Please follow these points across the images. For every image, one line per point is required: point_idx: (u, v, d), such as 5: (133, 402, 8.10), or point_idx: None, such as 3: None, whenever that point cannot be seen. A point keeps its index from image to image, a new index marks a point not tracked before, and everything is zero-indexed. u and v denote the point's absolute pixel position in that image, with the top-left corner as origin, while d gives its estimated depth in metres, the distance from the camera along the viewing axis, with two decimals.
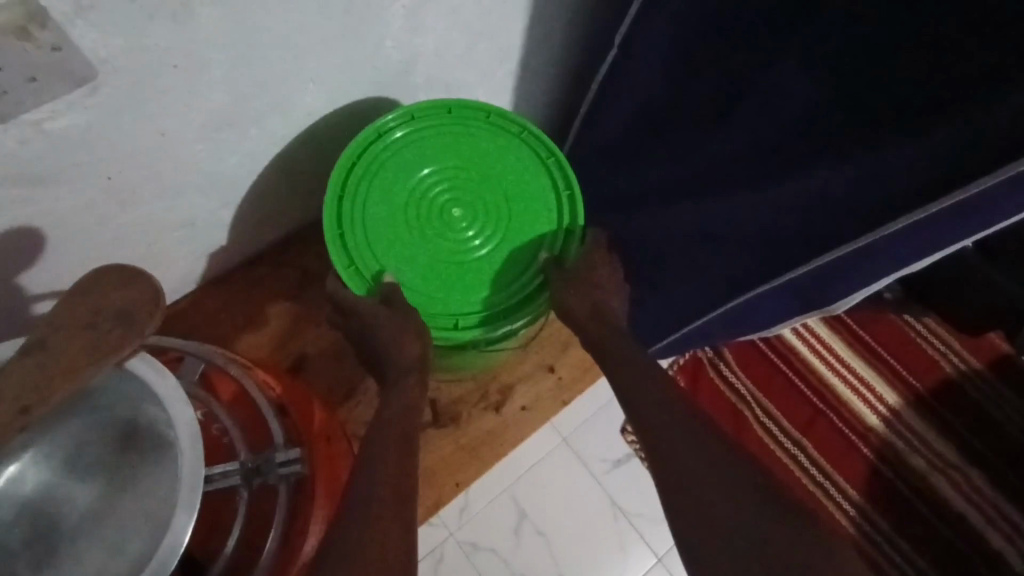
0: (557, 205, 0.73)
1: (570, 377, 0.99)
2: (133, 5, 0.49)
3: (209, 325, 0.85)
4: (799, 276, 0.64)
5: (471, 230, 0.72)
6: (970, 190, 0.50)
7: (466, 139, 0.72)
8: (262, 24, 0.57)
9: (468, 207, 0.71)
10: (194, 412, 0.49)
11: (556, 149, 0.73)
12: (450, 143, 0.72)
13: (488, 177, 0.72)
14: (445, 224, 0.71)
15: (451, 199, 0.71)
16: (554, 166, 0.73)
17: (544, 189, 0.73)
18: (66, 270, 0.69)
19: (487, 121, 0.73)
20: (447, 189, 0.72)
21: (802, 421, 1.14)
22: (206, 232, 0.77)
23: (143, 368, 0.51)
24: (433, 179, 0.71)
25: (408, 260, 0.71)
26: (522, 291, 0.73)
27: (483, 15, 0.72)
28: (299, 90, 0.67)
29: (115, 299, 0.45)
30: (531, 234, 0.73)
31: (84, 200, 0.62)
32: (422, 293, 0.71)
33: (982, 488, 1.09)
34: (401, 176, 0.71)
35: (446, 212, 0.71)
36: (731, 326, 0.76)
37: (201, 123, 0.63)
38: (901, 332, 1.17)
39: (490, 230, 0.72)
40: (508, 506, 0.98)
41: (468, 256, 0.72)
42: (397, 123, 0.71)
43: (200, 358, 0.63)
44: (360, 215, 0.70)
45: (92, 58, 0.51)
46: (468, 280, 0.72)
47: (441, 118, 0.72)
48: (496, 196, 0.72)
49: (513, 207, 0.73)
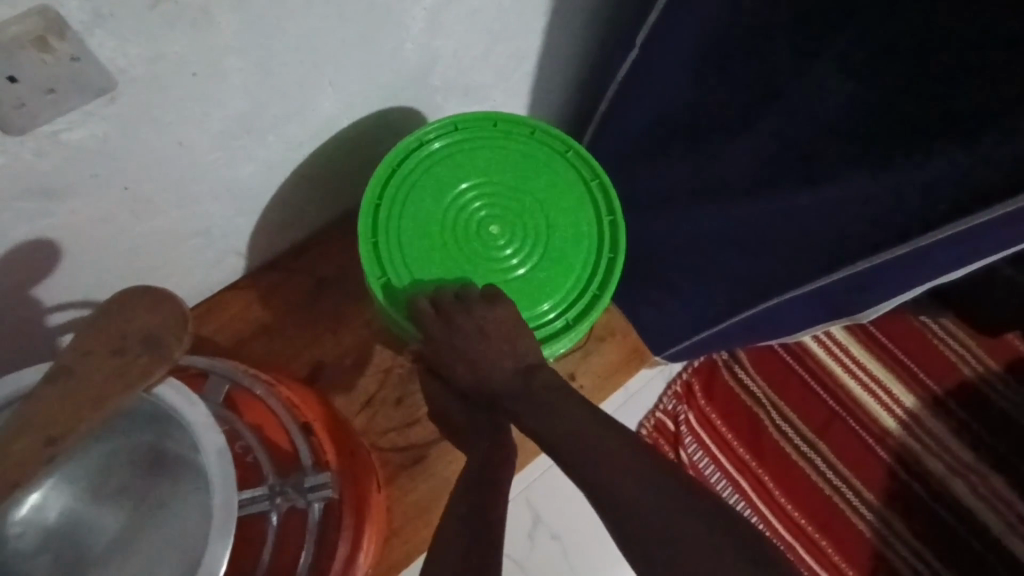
0: (588, 206, 0.72)
1: (591, 386, 0.92)
2: (153, 12, 0.47)
3: (222, 335, 0.83)
4: (829, 284, 0.67)
5: (507, 246, 0.70)
6: (1001, 209, 0.51)
7: (483, 152, 0.71)
8: (282, 29, 0.56)
9: (501, 222, 0.70)
10: (223, 439, 0.47)
11: (573, 142, 0.72)
12: (468, 158, 0.70)
13: (510, 187, 0.71)
14: (482, 244, 0.69)
15: (481, 218, 0.69)
16: (575, 159, 0.72)
17: (574, 195, 0.72)
18: (80, 283, 0.67)
19: (497, 129, 0.71)
20: (476, 208, 0.70)
21: (818, 423, 1.12)
22: (222, 239, 0.75)
23: (171, 396, 0.48)
24: (460, 202, 0.70)
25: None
26: (575, 297, 0.70)
27: (504, 17, 0.70)
28: (318, 95, 0.65)
29: (141, 324, 0.44)
30: (567, 233, 0.71)
31: (101, 211, 0.61)
32: None
33: (1001, 492, 1.08)
34: (430, 203, 0.69)
35: (480, 233, 0.69)
36: (758, 328, 0.79)
37: (220, 130, 0.62)
38: (918, 334, 1.15)
39: (527, 242, 0.70)
40: (524, 511, 0.96)
41: (513, 273, 0.70)
42: (407, 151, 0.69)
43: (225, 377, 0.61)
44: (399, 253, 0.68)
45: (110, 68, 0.49)
46: (522, 295, 0.70)
47: (452, 136, 0.70)
48: (523, 205, 0.71)
49: (543, 214, 0.71)
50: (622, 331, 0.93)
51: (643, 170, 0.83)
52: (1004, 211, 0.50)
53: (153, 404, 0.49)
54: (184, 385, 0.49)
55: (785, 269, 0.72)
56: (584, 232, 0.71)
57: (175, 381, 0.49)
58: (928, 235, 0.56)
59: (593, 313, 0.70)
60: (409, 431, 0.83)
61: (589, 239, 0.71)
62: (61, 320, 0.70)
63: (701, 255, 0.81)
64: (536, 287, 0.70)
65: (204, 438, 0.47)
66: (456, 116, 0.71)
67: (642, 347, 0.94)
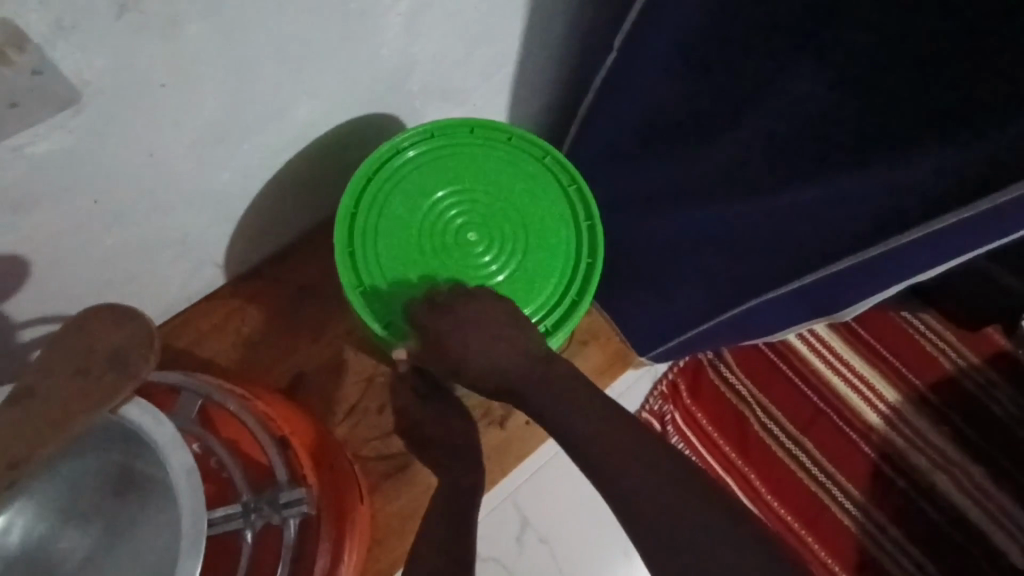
0: (567, 211, 0.72)
1: None
2: (118, 23, 0.46)
3: (200, 347, 0.82)
4: (806, 284, 0.67)
5: (486, 253, 0.69)
6: (972, 210, 0.51)
7: (460, 159, 0.70)
8: (253, 36, 0.55)
9: (480, 229, 0.69)
10: (193, 457, 0.46)
11: (550, 147, 0.72)
12: (446, 165, 0.70)
13: (489, 194, 0.70)
14: (460, 251, 0.69)
15: (459, 226, 0.69)
16: (553, 164, 0.72)
17: (552, 200, 0.71)
18: (53, 297, 0.66)
19: (474, 134, 0.71)
20: (454, 216, 0.69)
21: (802, 420, 1.13)
22: (199, 249, 0.75)
23: (138, 416, 0.47)
24: (438, 210, 0.69)
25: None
26: (555, 304, 0.70)
27: (481, 20, 0.70)
28: (293, 103, 0.65)
29: (108, 342, 0.43)
30: (546, 240, 0.71)
31: (71, 224, 0.60)
32: None
33: (983, 484, 1.09)
34: (406, 211, 0.69)
35: (458, 240, 0.69)
36: (739, 328, 0.79)
37: (192, 140, 0.61)
38: (900, 329, 1.16)
39: (506, 249, 0.70)
40: (510, 514, 0.96)
41: (493, 279, 0.70)
42: (384, 159, 0.68)
43: (198, 393, 0.60)
44: (377, 262, 0.67)
45: (74, 80, 0.48)
46: None
47: (429, 143, 0.70)
48: (501, 211, 0.70)
49: (522, 221, 0.71)
50: (605, 333, 0.96)
51: (624, 172, 0.83)
52: (979, 209, 0.50)
53: (120, 424, 0.48)
54: (152, 404, 0.48)
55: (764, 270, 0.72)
56: (563, 237, 0.71)
57: (143, 399, 0.48)
58: (904, 234, 0.56)
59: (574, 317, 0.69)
60: (392, 439, 0.83)
61: (568, 245, 0.71)
62: (34, 335, 0.69)
63: (683, 257, 0.81)
64: (516, 294, 0.70)
65: (173, 458, 0.46)
66: (432, 122, 0.71)
67: (625, 349, 0.97)
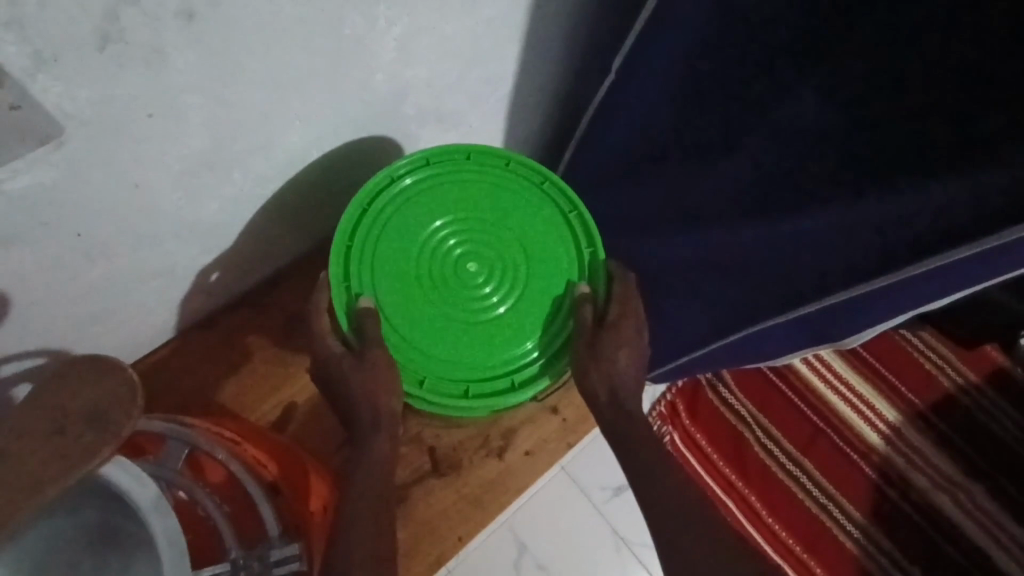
0: (568, 238, 0.70)
1: (575, 418, 0.94)
2: (102, 55, 0.45)
3: (188, 378, 0.80)
4: (808, 314, 0.64)
5: (486, 284, 0.68)
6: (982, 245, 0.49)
7: (457, 186, 0.68)
8: (242, 63, 0.53)
9: (480, 259, 0.68)
10: (175, 520, 0.45)
11: (548, 171, 0.70)
12: (442, 192, 0.68)
13: (488, 222, 0.68)
14: (459, 282, 0.67)
15: (458, 256, 0.67)
16: (552, 189, 0.70)
17: (552, 227, 0.70)
18: (33, 333, 0.64)
19: (470, 160, 0.69)
20: (451, 246, 0.68)
21: (802, 440, 1.11)
22: (185, 279, 0.72)
23: (120, 477, 0.46)
24: (435, 240, 0.67)
25: (434, 334, 0.67)
26: (559, 333, 0.69)
27: (476, 43, 0.68)
28: (283, 129, 0.63)
29: (81, 401, 0.42)
30: (549, 269, 0.69)
31: (52, 259, 0.57)
32: (462, 363, 0.67)
33: (986, 506, 1.08)
34: (402, 243, 0.67)
35: (456, 271, 0.67)
36: (736, 357, 0.75)
37: (180, 170, 0.59)
38: (899, 347, 1.15)
39: (507, 278, 0.68)
40: (508, 540, 0.93)
41: (496, 310, 0.68)
42: (379, 187, 0.66)
43: (184, 441, 0.58)
44: (373, 296, 0.66)
45: (55, 113, 0.46)
46: (503, 336, 0.68)
47: (424, 170, 0.68)
48: (500, 239, 0.68)
49: (523, 249, 0.69)
50: None
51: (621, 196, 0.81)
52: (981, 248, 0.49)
53: (101, 482, 0.46)
54: (133, 463, 0.47)
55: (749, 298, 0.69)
56: (565, 265, 0.69)
57: (123, 458, 0.47)
58: (908, 268, 0.54)
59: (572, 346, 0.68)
60: None
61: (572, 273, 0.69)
62: (12, 371, 0.66)
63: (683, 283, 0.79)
64: (518, 326, 0.68)
65: (155, 521, 0.45)
66: (427, 149, 0.69)
67: None
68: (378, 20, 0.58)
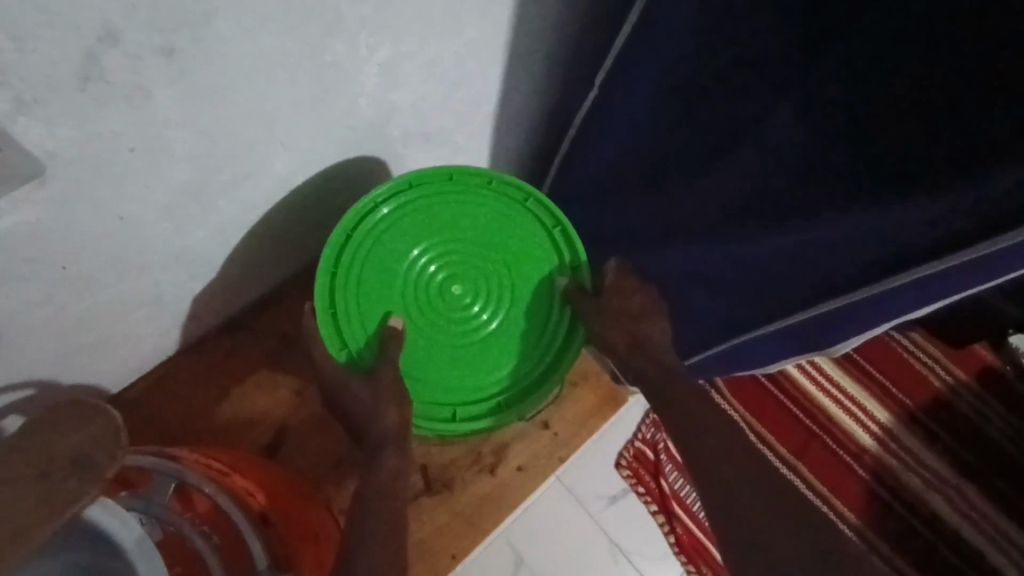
0: (551, 253, 0.72)
1: (566, 432, 0.94)
2: (82, 94, 0.45)
3: (178, 403, 0.80)
4: (803, 321, 0.64)
5: (474, 304, 0.70)
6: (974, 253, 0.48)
7: (440, 209, 0.69)
8: (224, 94, 0.53)
9: (467, 281, 0.70)
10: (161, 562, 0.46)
11: (532, 189, 0.70)
12: (425, 217, 0.69)
13: (472, 243, 0.70)
14: (447, 304, 0.70)
15: (442, 281, 0.69)
16: (536, 206, 0.70)
17: (535, 243, 0.71)
18: (22, 367, 0.64)
19: (452, 182, 0.69)
20: (437, 269, 0.69)
21: (796, 444, 1.12)
22: (173, 307, 0.72)
23: (106, 519, 0.46)
24: (420, 264, 0.69)
25: (423, 358, 0.69)
26: (550, 348, 0.73)
27: (460, 63, 0.69)
28: (268, 157, 0.63)
29: (68, 444, 0.43)
30: (536, 288, 0.72)
31: (38, 292, 0.57)
32: (454, 384, 0.70)
33: (980, 506, 1.08)
34: (386, 269, 0.68)
35: (444, 294, 0.69)
36: (726, 364, 0.76)
37: (165, 201, 0.59)
38: (889, 349, 1.16)
39: (492, 297, 0.71)
40: (505, 554, 0.93)
41: (482, 330, 0.71)
42: (361, 215, 0.66)
43: (173, 474, 0.58)
44: (360, 323, 0.67)
45: (37, 152, 0.47)
46: (494, 356, 0.71)
47: (407, 194, 0.68)
48: (483, 259, 0.70)
49: (508, 270, 0.71)
50: (596, 374, 0.96)
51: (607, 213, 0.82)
52: (971, 256, 0.48)
53: (85, 524, 0.47)
54: (118, 505, 0.48)
55: (755, 307, 0.68)
56: (548, 280, 0.72)
57: (108, 499, 0.48)
58: (898, 277, 0.54)
59: (583, 336, 0.72)
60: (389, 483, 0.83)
61: (557, 287, 0.72)
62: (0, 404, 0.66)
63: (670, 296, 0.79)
64: (506, 346, 0.71)
65: (141, 563, 0.45)
66: (409, 171, 0.68)
67: (615, 388, 0.96)
68: (360, 47, 0.58)
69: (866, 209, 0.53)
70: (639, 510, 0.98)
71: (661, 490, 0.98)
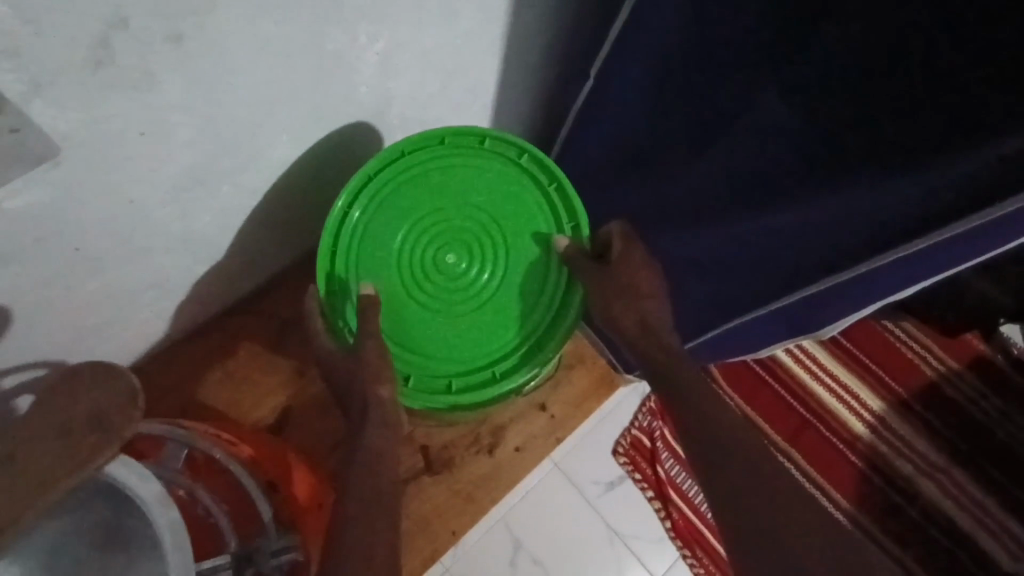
0: (548, 213, 0.73)
1: (562, 413, 0.96)
2: (94, 77, 0.47)
3: (184, 384, 0.82)
4: (791, 303, 0.66)
5: (472, 267, 0.71)
6: (958, 228, 0.49)
7: (433, 174, 0.71)
8: (228, 80, 0.55)
9: (463, 246, 0.71)
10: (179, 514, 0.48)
11: (524, 143, 0.72)
12: (419, 186, 0.71)
13: (466, 208, 0.72)
14: (445, 270, 0.71)
15: (438, 248, 0.71)
16: (529, 162, 0.72)
17: (530, 203, 0.73)
18: (34, 346, 0.66)
19: (445, 144, 0.71)
20: (432, 236, 0.71)
21: (789, 431, 1.14)
22: (179, 290, 0.75)
23: (124, 474, 0.49)
24: (416, 232, 0.71)
25: (423, 329, 0.72)
26: (554, 304, 0.73)
27: (457, 53, 0.71)
28: (270, 142, 0.65)
29: (86, 402, 0.46)
30: (534, 247, 0.73)
31: (50, 272, 0.59)
32: (458, 350, 0.72)
33: (968, 489, 1.11)
34: (382, 242, 0.70)
35: (440, 261, 0.71)
36: (721, 346, 0.78)
37: (172, 184, 0.61)
38: (881, 337, 1.17)
39: (490, 259, 0.72)
40: (503, 537, 0.95)
41: (482, 293, 0.72)
42: (357, 190, 0.69)
43: (183, 443, 0.61)
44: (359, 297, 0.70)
45: (52, 134, 0.49)
46: (496, 319, 0.72)
47: (400, 163, 0.70)
48: (477, 225, 0.72)
49: (504, 231, 0.72)
50: (591, 357, 0.98)
51: (601, 198, 0.84)
52: (955, 232, 0.49)
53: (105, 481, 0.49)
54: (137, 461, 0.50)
55: (746, 289, 0.70)
56: (545, 241, 0.73)
57: (127, 456, 0.50)
58: (885, 256, 0.55)
59: (582, 293, 0.73)
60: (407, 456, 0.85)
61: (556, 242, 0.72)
62: (13, 383, 0.68)
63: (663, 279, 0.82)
64: (508, 308, 0.72)
65: (161, 514, 0.48)
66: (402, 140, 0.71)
67: (609, 371, 0.98)
68: (360, 36, 0.60)
69: (846, 188, 0.55)
70: (635, 496, 1.00)
71: (657, 477, 1.00)
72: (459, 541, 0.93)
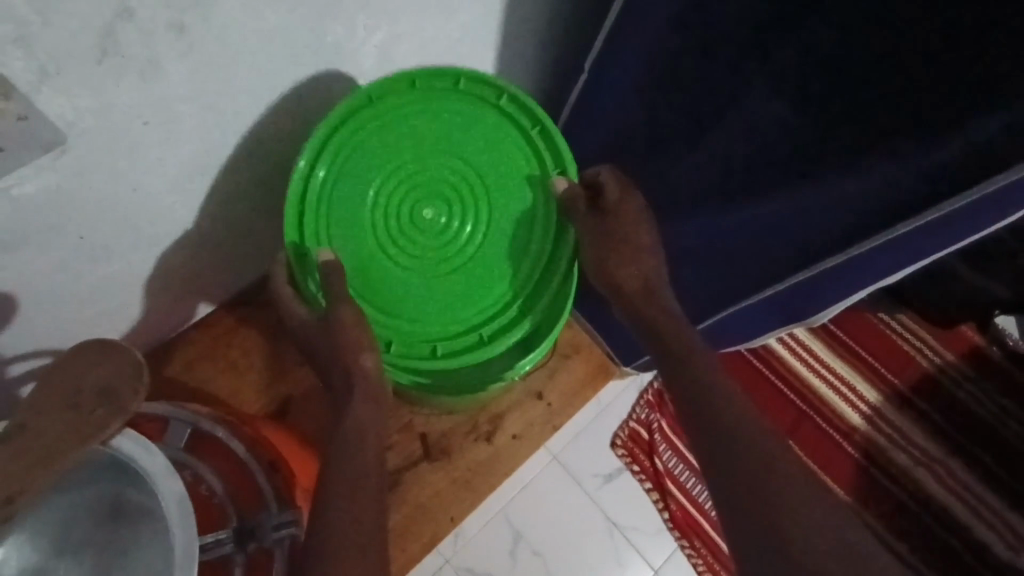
0: (534, 160, 0.74)
1: (559, 402, 0.98)
2: (100, 66, 0.48)
3: (186, 373, 0.84)
4: (780, 291, 0.67)
5: (452, 220, 0.72)
6: (944, 209, 0.50)
7: (404, 123, 0.70)
8: (230, 71, 0.57)
9: (441, 200, 0.71)
10: (182, 486, 0.49)
11: (502, 86, 0.71)
12: (390, 135, 0.70)
13: (441, 159, 0.71)
14: (423, 223, 0.71)
15: (413, 203, 0.71)
16: (510, 108, 0.72)
17: (512, 151, 0.73)
18: (41, 334, 0.68)
19: (415, 89, 0.69)
20: (406, 188, 0.70)
21: (788, 424, 1.15)
22: (183, 280, 0.76)
23: (130, 448, 0.50)
24: (390, 185, 0.70)
25: (405, 288, 0.72)
26: (541, 252, 0.75)
27: (454, 46, 0.73)
28: (270, 134, 0.67)
29: (93, 379, 0.48)
30: (517, 195, 0.74)
31: (57, 260, 0.61)
32: (443, 303, 0.73)
33: (963, 478, 1.12)
34: (353, 198, 0.70)
35: (417, 214, 0.71)
36: (714, 338, 0.79)
37: (176, 174, 0.62)
38: (877, 329, 1.18)
39: (470, 211, 0.72)
40: (502, 528, 0.96)
41: (464, 244, 0.73)
42: (323, 140, 0.67)
43: (185, 423, 0.63)
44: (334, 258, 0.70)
45: (58, 122, 0.50)
46: (480, 270, 0.73)
47: (367, 109, 0.68)
48: (454, 176, 0.72)
49: (483, 181, 0.73)
50: (587, 345, 1.01)
51: None
52: (941, 213, 0.51)
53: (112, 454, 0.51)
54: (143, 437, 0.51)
55: (739, 278, 0.72)
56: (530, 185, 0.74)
57: (133, 431, 0.51)
58: (875, 239, 0.56)
59: (574, 236, 0.75)
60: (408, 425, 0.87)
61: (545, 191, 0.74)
62: (21, 370, 0.70)
63: None
64: (493, 259, 0.74)
65: (164, 484, 0.49)
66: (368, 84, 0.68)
67: (606, 361, 1.01)
68: (358, 29, 0.62)
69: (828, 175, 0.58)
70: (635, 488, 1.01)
71: (656, 469, 1.01)
72: (458, 529, 0.94)
